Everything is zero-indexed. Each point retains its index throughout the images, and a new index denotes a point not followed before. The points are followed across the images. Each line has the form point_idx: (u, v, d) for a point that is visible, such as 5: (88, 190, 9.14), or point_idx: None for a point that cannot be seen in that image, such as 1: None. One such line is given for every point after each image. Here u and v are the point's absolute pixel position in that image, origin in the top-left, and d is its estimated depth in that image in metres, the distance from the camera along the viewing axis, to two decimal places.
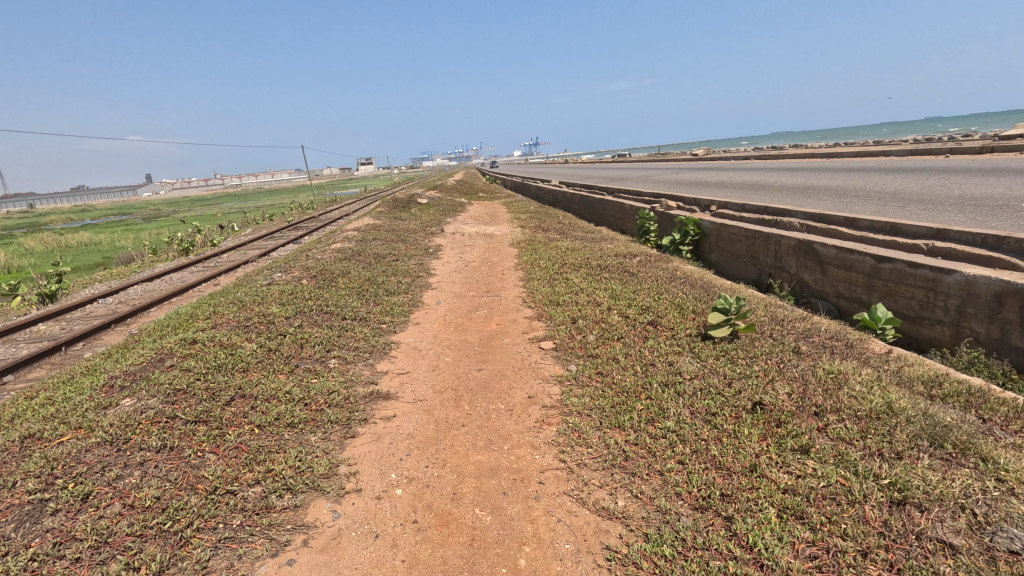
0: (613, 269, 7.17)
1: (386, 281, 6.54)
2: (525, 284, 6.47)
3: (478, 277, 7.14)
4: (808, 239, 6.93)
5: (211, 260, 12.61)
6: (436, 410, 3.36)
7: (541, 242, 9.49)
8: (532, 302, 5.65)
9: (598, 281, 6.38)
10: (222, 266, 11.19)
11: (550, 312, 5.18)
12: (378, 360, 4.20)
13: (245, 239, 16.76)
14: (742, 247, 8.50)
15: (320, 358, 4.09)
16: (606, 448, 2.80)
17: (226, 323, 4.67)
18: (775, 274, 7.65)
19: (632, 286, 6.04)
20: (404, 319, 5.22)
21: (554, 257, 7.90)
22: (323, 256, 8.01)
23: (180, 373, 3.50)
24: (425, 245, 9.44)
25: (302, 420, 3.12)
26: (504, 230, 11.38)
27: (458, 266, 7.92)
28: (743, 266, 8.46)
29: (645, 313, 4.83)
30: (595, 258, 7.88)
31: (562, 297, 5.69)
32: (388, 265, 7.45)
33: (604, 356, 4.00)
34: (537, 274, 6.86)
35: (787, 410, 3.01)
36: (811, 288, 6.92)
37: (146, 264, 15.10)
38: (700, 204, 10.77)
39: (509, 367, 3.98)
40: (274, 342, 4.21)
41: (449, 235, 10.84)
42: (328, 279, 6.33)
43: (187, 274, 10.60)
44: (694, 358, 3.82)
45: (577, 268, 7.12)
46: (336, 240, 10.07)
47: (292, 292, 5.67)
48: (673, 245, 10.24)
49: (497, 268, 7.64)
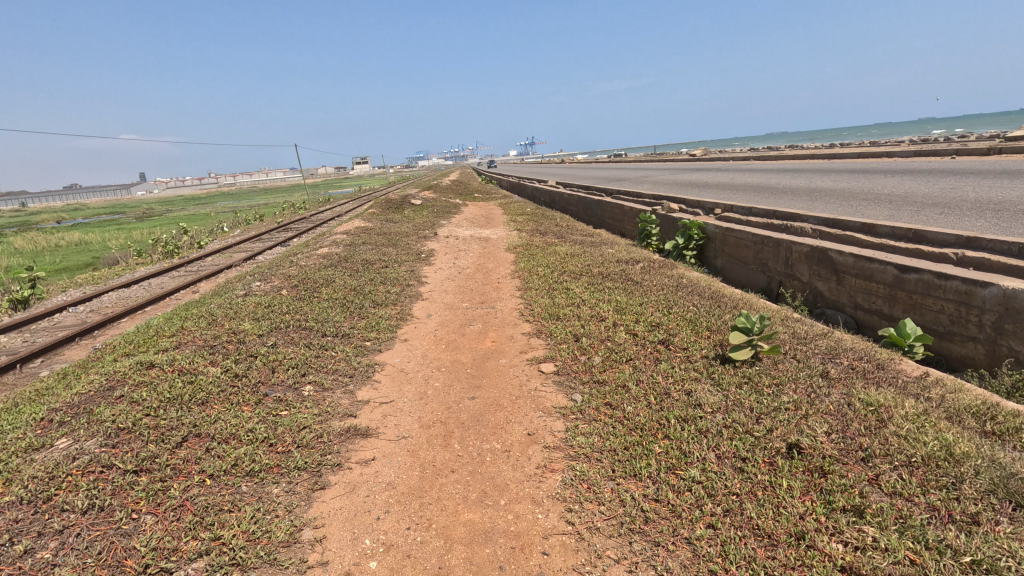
0: (616, 278, 6.74)
1: (373, 290, 6.10)
2: (522, 295, 6.04)
3: (472, 285, 6.70)
4: (822, 246, 6.53)
5: (195, 263, 12.08)
6: (422, 452, 2.91)
7: (539, 247, 9.05)
8: (531, 316, 5.22)
9: (601, 292, 5.94)
10: (204, 270, 10.69)
11: (550, 328, 4.75)
12: (359, 386, 3.75)
13: (232, 241, 16.23)
14: (750, 253, 8.10)
15: (293, 385, 3.64)
16: (621, 506, 2.37)
17: (191, 342, 4.20)
18: (785, 282, 7.25)
19: (638, 298, 5.61)
20: (390, 336, 4.77)
21: (553, 263, 7.47)
22: (308, 262, 7.55)
23: (128, 407, 3.05)
24: (417, 250, 8.99)
25: (264, 467, 2.67)
26: (500, 233, 10.93)
27: (451, 273, 7.47)
28: (751, 273, 8.06)
29: (655, 331, 4.40)
30: (596, 265, 7.45)
31: (563, 310, 5.26)
32: (376, 273, 6.99)
33: (613, 383, 3.56)
34: (535, 283, 6.43)
35: (830, 455, 2.59)
36: (825, 298, 6.53)
37: (128, 267, 14.55)
38: (704, 207, 10.37)
39: (506, 396, 3.54)
40: (242, 366, 3.75)
41: (441, 238, 10.38)
42: (310, 289, 5.87)
43: (166, 279, 10.09)
44: (714, 388, 3.39)
45: (578, 277, 6.69)
46: (324, 244, 9.60)
47: (269, 304, 5.21)
48: (676, 250, 9.83)
49: (491, 276, 7.21)
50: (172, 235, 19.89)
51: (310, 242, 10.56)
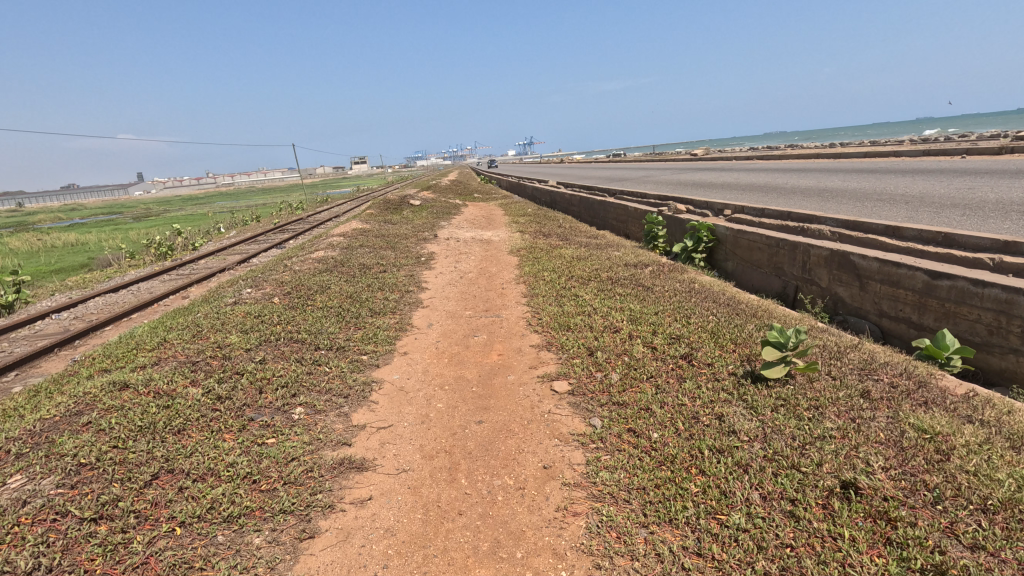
0: (626, 284, 6.41)
1: (371, 298, 5.75)
2: (529, 302, 5.70)
3: (475, 292, 6.36)
4: (843, 250, 6.22)
5: (187, 266, 11.73)
6: (424, 490, 2.58)
7: (543, 250, 8.70)
8: (539, 326, 4.88)
9: (612, 299, 5.61)
10: (196, 274, 10.32)
11: (561, 340, 4.42)
12: (354, 408, 3.42)
13: (227, 244, 15.87)
14: (763, 256, 7.78)
15: (282, 408, 3.30)
16: (657, 562, 2.04)
17: (172, 358, 3.86)
18: (802, 287, 6.94)
19: (653, 306, 5.27)
20: (389, 349, 4.43)
21: (559, 267, 7.14)
22: (302, 267, 7.19)
23: (94, 437, 2.71)
24: (417, 253, 8.65)
25: (244, 510, 2.33)
26: (502, 235, 10.59)
27: (453, 278, 7.13)
28: (765, 277, 7.74)
29: (675, 344, 4.07)
30: (605, 270, 7.11)
31: (573, 319, 4.93)
32: (374, 278, 6.65)
33: (635, 405, 3.23)
34: (542, 289, 6.09)
35: (893, 497, 2.26)
36: (846, 304, 6.21)
37: (119, 270, 14.19)
38: (712, 209, 10.04)
39: (517, 420, 3.20)
40: (226, 385, 3.41)
41: (442, 241, 10.03)
42: (304, 297, 5.52)
43: (156, 283, 9.72)
44: (748, 413, 3.06)
45: (587, 282, 6.35)
46: (320, 246, 9.26)
47: (259, 314, 4.87)
48: (684, 253, 9.52)
49: (495, 281, 6.87)
50: (166, 236, 19.52)
51: (306, 244, 10.21)
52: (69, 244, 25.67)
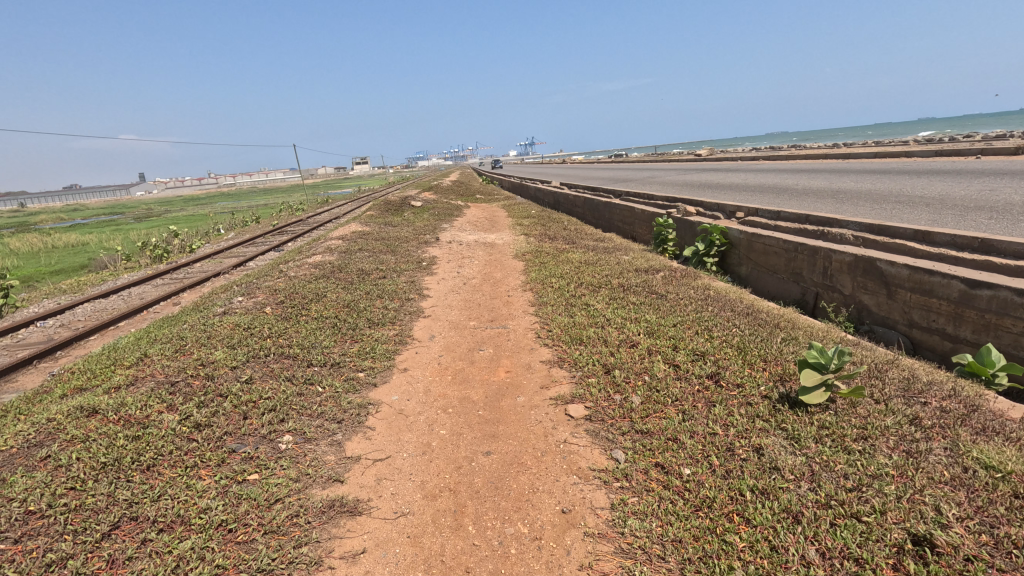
0: (639, 291, 6.08)
1: (369, 307, 5.42)
2: (537, 311, 5.37)
3: (479, 299, 6.03)
4: (869, 255, 5.88)
5: (182, 270, 11.42)
6: (426, 540, 2.24)
7: (549, 254, 8.37)
8: (549, 338, 4.55)
9: (625, 308, 5.27)
10: (190, 278, 9.99)
11: (574, 355, 4.08)
12: (348, 435, 3.08)
13: (224, 245, 15.55)
14: (780, 261, 7.45)
15: (267, 437, 2.97)
16: None
17: (150, 377, 3.53)
18: (823, 294, 6.60)
19: (670, 317, 4.94)
20: (387, 365, 4.10)
21: (567, 273, 6.81)
22: (298, 273, 6.87)
23: (50, 476, 2.38)
24: (417, 258, 8.32)
25: (215, 570, 1.99)
26: (506, 238, 10.26)
27: (456, 285, 6.80)
28: (782, 283, 7.40)
29: (699, 361, 3.73)
30: (615, 276, 6.78)
31: (586, 332, 4.59)
32: (372, 285, 6.32)
33: (661, 435, 2.90)
34: (550, 298, 5.76)
35: (979, 558, 1.91)
36: (872, 313, 5.88)
37: (113, 273, 13.88)
38: (724, 211, 9.71)
39: (529, 452, 2.86)
40: (206, 410, 3.08)
41: (443, 244, 9.70)
42: (298, 306, 5.20)
43: (147, 288, 9.40)
44: (790, 445, 2.72)
45: (597, 290, 6.02)
46: (317, 250, 8.93)
47: (249, 325, 4.54)
48: (696, 257, 9.17)
49: (500, 287, 6.54)
50: (163, 238, 19.22)
51: (303, 248, 9.88)
52: (67, 245, 25.37)
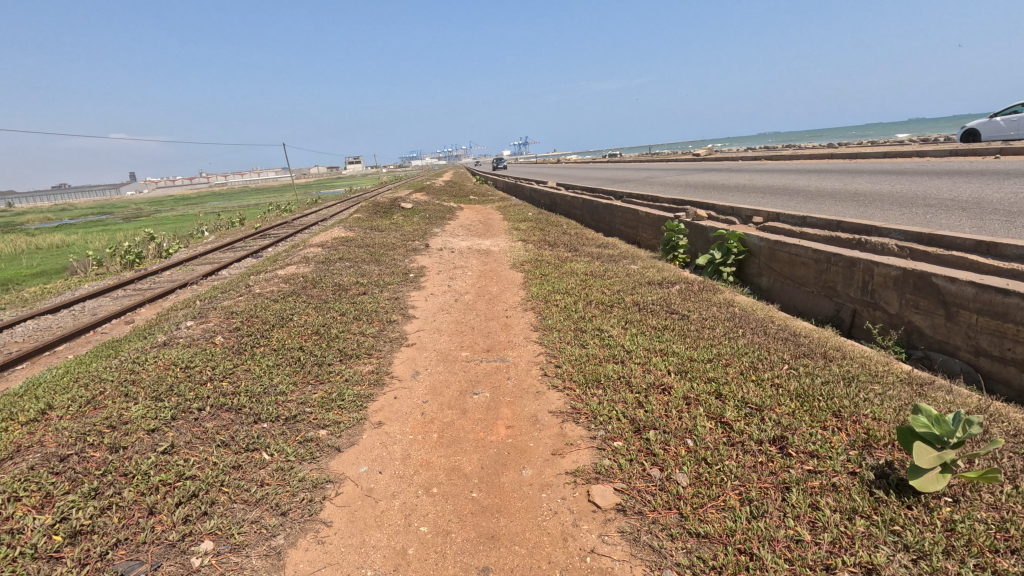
0: (657, 311, 5.27)
1: (342, 335, 4.57)
2: (542, 338, 4.55)
3: (473, 321, 5.21)
4: (920, 270, 5.09)
5: (149, 279, 10.49)
6: None
7: (551, 264, 7.55)
8: (558, 378, 3.74)
9: (646, 335, 4.46)
10: (154, 289, 9.08)
11: (593, 405, 3.27)
12: (293, 538, 2.25)
13: (201, 250, 14.59)
14: (810, 273, 6.67)
15: (176, 547, 2.13)
16: None
17: (37, 446, 2.67)
18: (863, 312, 5.82)
19: (702, 348, 4.13)
20: (357, 418, 3.26)
21: (573, 288, 6.00)
22: (266, 289, 6.00)
23: None
24: (404, 268, 7.48)
25: None
26: (502, 245, 9.41)
27: (447, 301, 5.97)
28: (812, 298, 6.62)
29: (756, 417, 2.92)
30: (628, 292, 5.96)
31: (604, 368, 3.78)
32: (350, 304, 5.46)
33: (727, 546, 2.09)
34: (555, 320, 4.94)
35: None
36: (925, 337, 5.10)
37: (78, 281, 12.90)
38: (739, 216, 8.93)
39: (542, 571, 2.04)
40: (94, 506, 2.24)
41: (434, 252, 8.85)
42: (256, 335, 4.34)
43: (105, 301, 8.48)
44: (917, 566, 1.91)
45: (609, 310, 5.21)
46: (294, 260, 8.06)
47: (189, 362, 3.69)
48: (710, 266, 8.39)
49: (497, 305, 5.71)
50: (141, 241, 18.21)
51: (280, 257, 9.00)
52: (42, 246, 24.26)
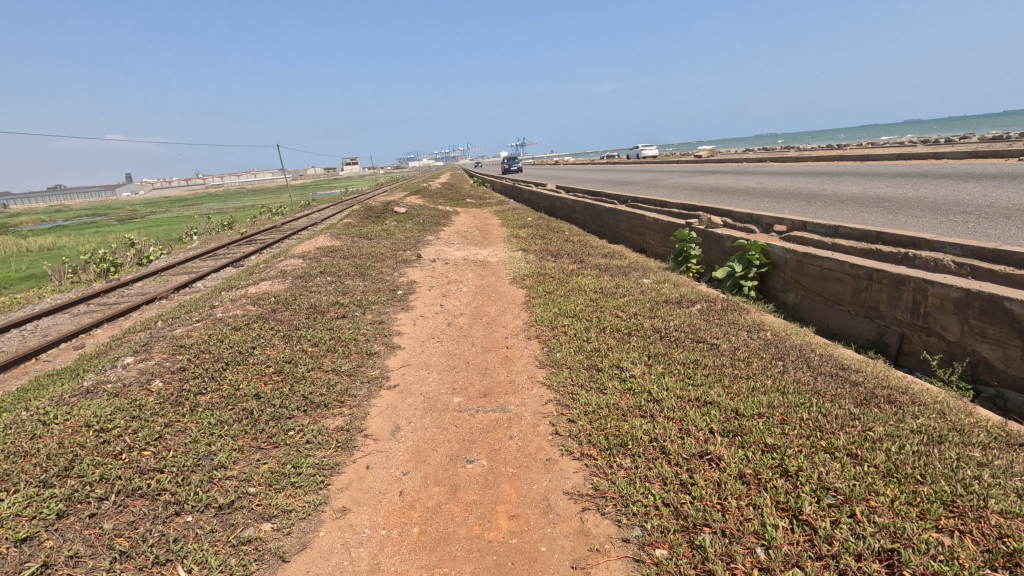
0: (682, 341, 4.53)
1: (310, 376, 3.81)
2: (550, 378, 3.80)
3: (468, 353, 4.45)
4: (987, 292, 4.35)
5: (120, 291, 9.71)
6: None
7: (555, 279, 6.81)
8: (573, 440, 2.99)
9: (675, 377, 3.71)
10: (120, 304, 8.31)
11: (623, 486, 2.51)
12: None
13: (182, 258, 13.81)
14: (846, 291, 5.94)
15: None
16: None
17: None
18: (914, 338, 5.09)
19: (747, 395, 3.38)
20: (314, 504, 2.50)
21: (583, 310, 5.25)
22: (232, 311, 5.24)
23: None
24: (392, 284, 6.71)
25: None
26: (501, 255, 8.66)
27: (438, 326, 5.22)
28: (850, 319, 5.89)
29: (846, 514, 2.16)
30: (645, 315, 5.22)
31: (631, 427, 3.02)
32: (324, 333, 4.70)
33: None
34: (565, 354, 4.19)
35: None
36: (995, 371, 4.35)
37: (48, 291, 12.10)
38: (759, 225, 8.21)
39: None
40: None
41: (426, 263, 8.10)
42: (204, 377, 3.58)
43: (63, 318, 7.70)
44: None
45: (626, 340, 4.46)
46: (271, 273, 7.29)
47: (105, 419, 2.92)
48: (730, 280, 7.64)
49: (496, 331, 4.97)
50: (123, 247, 17.42)
51: (258, 269, 8.22)
52: (25, 248, 23.39)
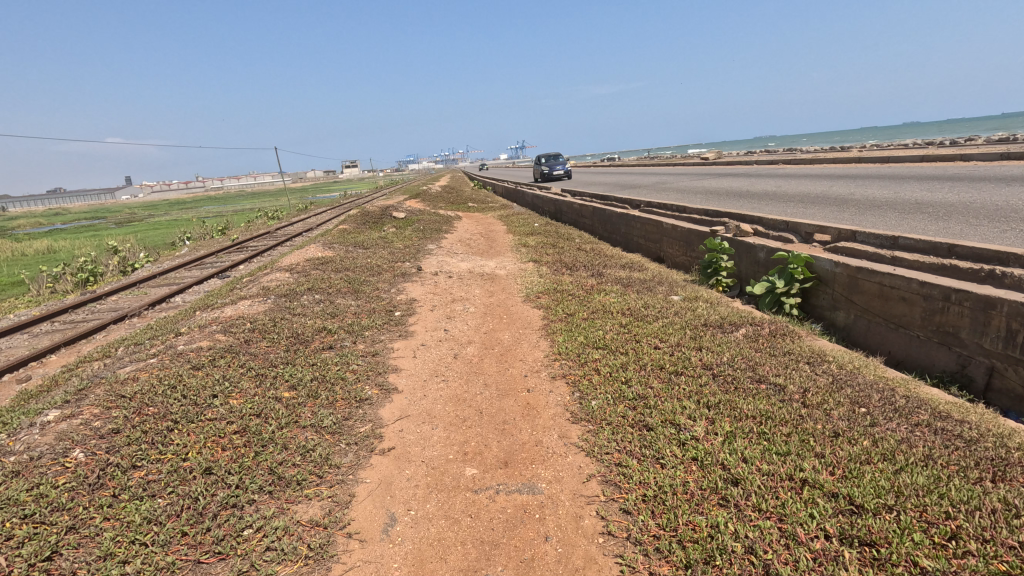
0: (740, 382, 3.71)
1: (282, 439, 2.98)
2: (588, 441, 2.97)
3: (481, 398, 3.63)
4: None
5: (92, 306, 8.87)
6: None
7: (574, 296, 6.00)
8: (634, 551, 2.16)
9: (749, 440, 2.88)
10: (87, 323, 7.47)
11: None
12: None
13: (168, 266, 12.98)
14: (914, 313, 5.10)
15: None
16: None
17: None
18: (1009, 372, 4.27)
19: (855, 470, 2.56)
20: None
21: (614, 339, 4.44)
22: (198, 340, 4.41)
23: None
24: (389, 303, 5.90)
25: None
26: (510, 268, 7.85)
27: (442, 358, 4.40)
28: (920, 346, 5.06)
29: None
30: (688, 345, 4.39)
31: (714, 530, 2.20)
32: (305, 374, 3.87)
33: None
34: (601, 403, 3.36)
35: None
36: None
37: (20, 302, 11.25)
38: (798, 234, 7.38)
39: None
40: None
41: (427, 277, 7.29)
42: (138, 445, 2.75)
43: (20, 341, 6.86)
44: None
45: (674, 382, 3.64)
46: (254, 290, 6.46)
47: None
48: (769, 296, 6.80)
49: (512, 365, 4.15)
50: (108, 254, 16.58)
51: (241, 283, 7.40)
52: (12, 252, 22.47)
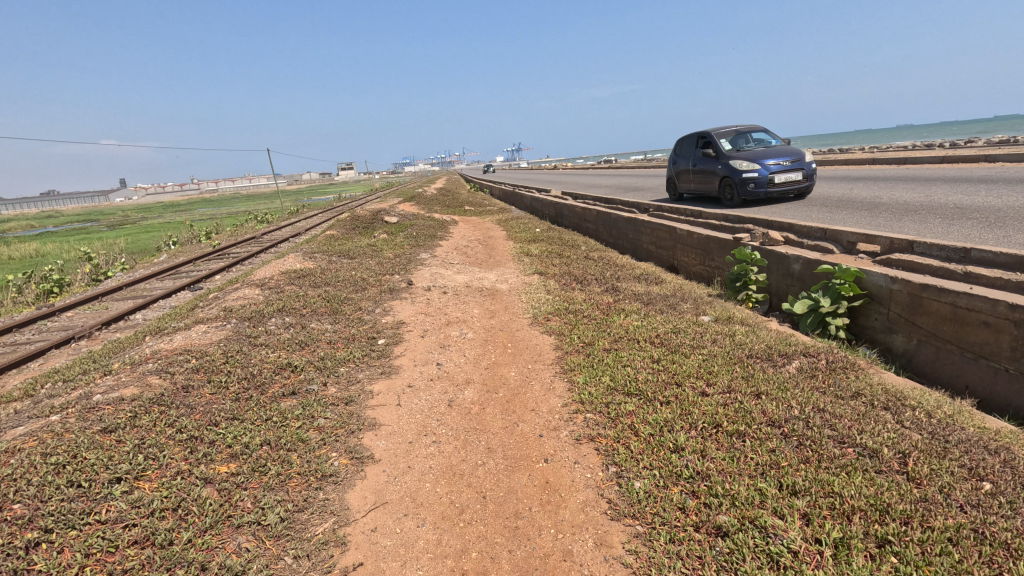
0: (826, 449, 2.80)
1: (198, 555, 2.08)
2: (639, 558, 2.07)
3: (482, 471, 2.73)
4: None
5: (41, 325, 7.87)
6: None
7: (591, 319, 5.09)
8: None
9: (875, 561, 1.99)
10: (28, 347, 6.49)
11: None
12: None
13: (139, 276, 11.98)
14: (1002, 342, 4.20)
15: None
16: None
17: None
18: None
19: None
20: None
21: (650, 384, 3.53)
22: (124, 385, 3.48)
23: None
24: (372, 328, 4.99)
25: None
26: (513, 282, 6.92)
27: (432, 406, 3.49)
28: (1011, 382, 4.16)
29: None
30: (743, 391, 3.49)
31: None
32: (252, 435, 2.96)
33: None
34: (649, 490, 2.46)
35: None
36: None
37: None
38: (840, 244, 6.50)
39: None
40: None
41: (419, 293, 6.36)
42: None
43: None
44: None
45: (741, 453, 2.74)
46: (216, 311, 5.53)
47: None
48: (812, 317, 5.89)
49: (521, 419, 3.25)
50: (79, 261, 15.49)
51: (206, 301, 6.46)
52: None
